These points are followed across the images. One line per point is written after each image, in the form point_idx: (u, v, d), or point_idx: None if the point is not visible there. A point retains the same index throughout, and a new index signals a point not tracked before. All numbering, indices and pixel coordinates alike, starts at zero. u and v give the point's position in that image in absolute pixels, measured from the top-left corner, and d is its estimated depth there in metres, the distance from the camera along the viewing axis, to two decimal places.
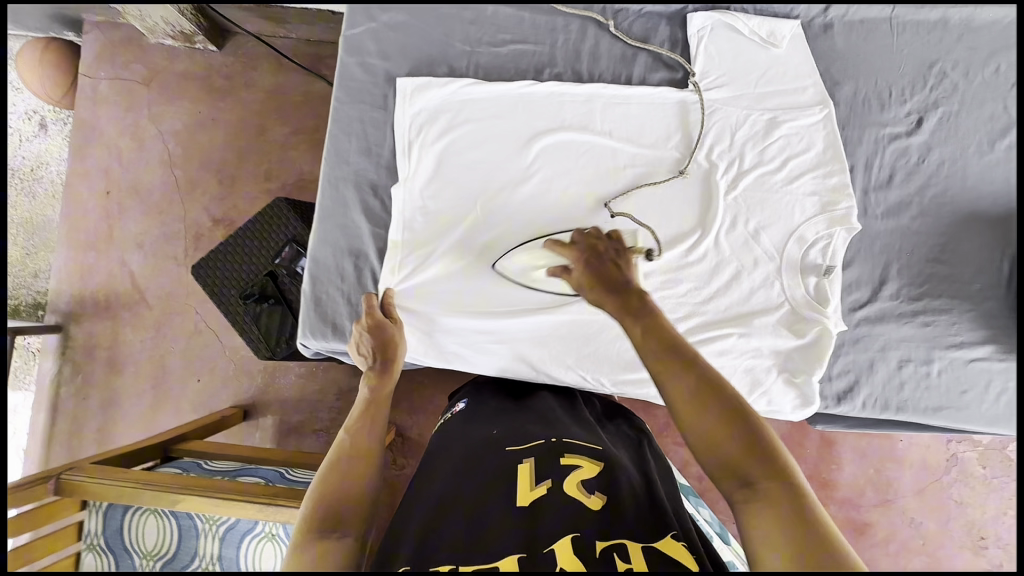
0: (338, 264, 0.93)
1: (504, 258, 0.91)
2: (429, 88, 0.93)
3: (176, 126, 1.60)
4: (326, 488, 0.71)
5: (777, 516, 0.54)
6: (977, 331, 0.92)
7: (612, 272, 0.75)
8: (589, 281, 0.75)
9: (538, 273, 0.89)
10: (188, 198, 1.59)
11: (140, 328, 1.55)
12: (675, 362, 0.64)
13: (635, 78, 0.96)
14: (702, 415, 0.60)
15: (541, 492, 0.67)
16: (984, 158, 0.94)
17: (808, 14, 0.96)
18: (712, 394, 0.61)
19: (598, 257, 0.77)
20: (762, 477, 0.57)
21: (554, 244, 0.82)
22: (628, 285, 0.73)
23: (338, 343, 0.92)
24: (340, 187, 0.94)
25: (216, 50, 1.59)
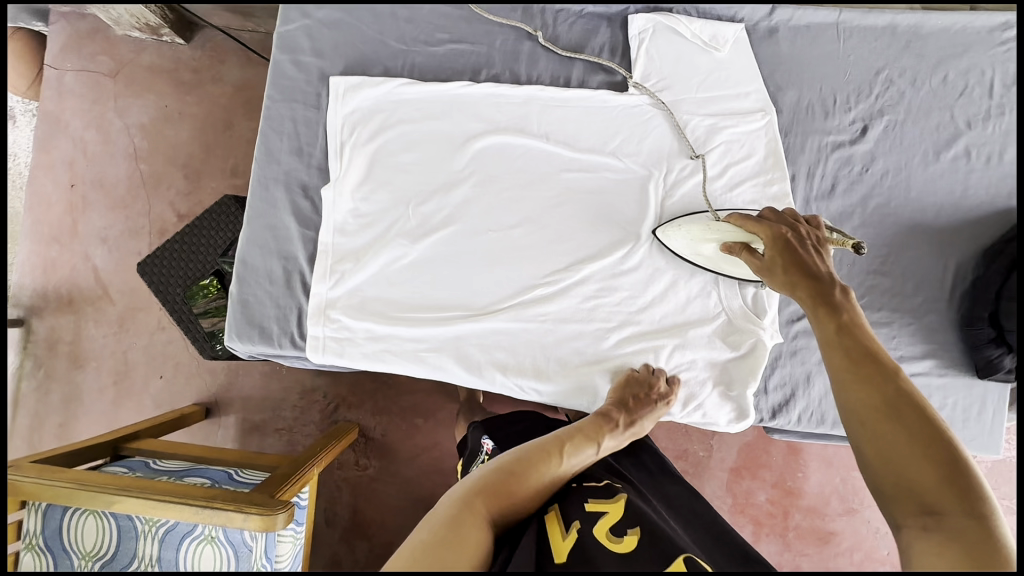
0: (267, 266, 0.91)
1: (671, 224, 0.87)
2: (362, 87, 0.91)
3: (143, 119, 1.56)
4: (505, 478, 0.71)
5: (958, 547, 0.54)
6: (917, 346, 0.91)
7: (809, 264, 0.70)
8: (784, 264, 0.71)
9: (699, 248, 0.86)
10: (154, 192, 1.55)
11: (103, 324, 1.52)
12: (875, 374, 0.65)
13: (574, 80, 0.94)
14: (888, 430, 0.62)
15: (571, 540, 0.68)
16: (928, 169, 0.92)
17: (752, 19, 0.94)
18: (908, 412, 0.62)
19: (798, 240, 0.72)
20: (952, 508, 0.56)
21: (740, 217, 0.77)
22: (830, 282, 0.69)
23: (264, 346, 0.90)
24: (270, 187, 0.92)
25: (184, 43, 1.56)
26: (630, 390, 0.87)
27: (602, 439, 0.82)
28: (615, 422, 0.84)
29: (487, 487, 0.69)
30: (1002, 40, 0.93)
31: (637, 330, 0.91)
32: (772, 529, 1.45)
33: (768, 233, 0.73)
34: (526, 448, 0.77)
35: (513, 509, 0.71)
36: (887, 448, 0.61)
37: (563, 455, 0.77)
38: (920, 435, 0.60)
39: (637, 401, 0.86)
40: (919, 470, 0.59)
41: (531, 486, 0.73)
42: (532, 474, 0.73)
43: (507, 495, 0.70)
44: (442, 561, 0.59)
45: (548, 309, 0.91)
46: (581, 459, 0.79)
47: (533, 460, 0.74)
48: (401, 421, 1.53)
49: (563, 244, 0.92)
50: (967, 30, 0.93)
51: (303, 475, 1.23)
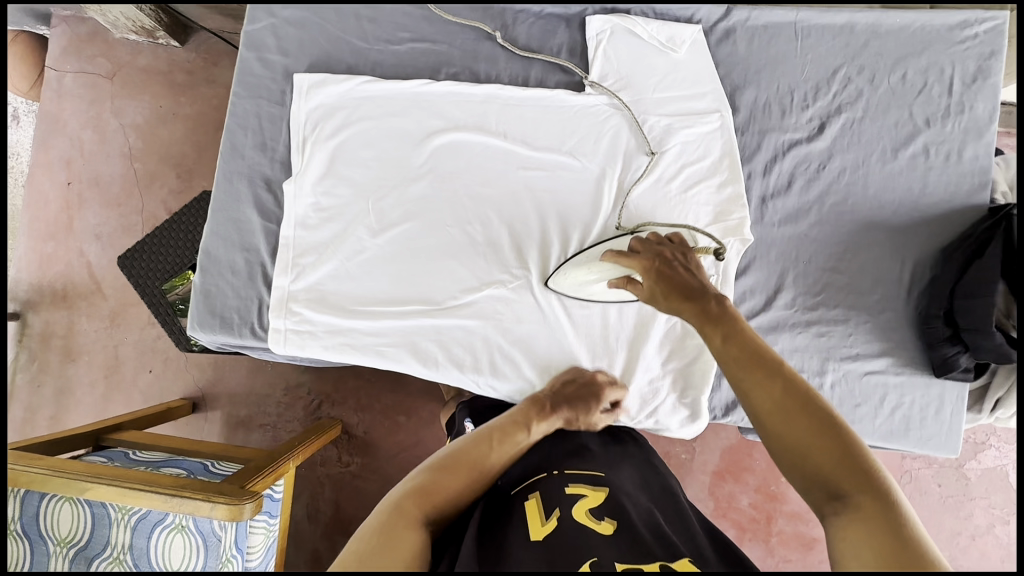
0: (230, 259, 0.93)
1: (559, 273, 0.87)
2: (325, 84, 0.93)
3: (137, 119, 1.59)
4: (439, 476, 0.70)
5: (866, 526, 0.54)
6: (873, 344, 0.90)
7: (682, 282, 0.72)
8: (663, 291, 0.72)
9: (594, 286, 0.84)
10: (147, 190, 1.59)
11: (95, 318, 1.55)
12: (763, 371, 0.65)
13: (533, 80, 0.96)
14: (784, 425, 0.62)
15: (552, 526, 0.67)
16: (886, 167, 0.92)
17: (709, 20, 0.95)
18: (797, 403, 0.62)
19: (668, 266, 0.74)
20: (854, 489, 0.57)
21: (616, 253, 0.78)
22: (703, 293, 0.71)
23: (225, 336, 0.92)
24: (235, 181, 0.94)
25: (179, 45, 1.58)
26: (562, 380, 0.89)
27: (537, 424, 0.81)
28: (549, 407, 0.84)
29: (420, 487, 0.68)
30: (961, 38, 0.93)
31: (595, 326, 0.92)
32: (755, 534, 1.43)
33: (639, 266, 0.75)
34: (456, 444, 0.76)
35: (449, 504, 0.70)
36: (788, 442, 0.62)
37: (497, 444, 0.77)
38: (814, 423, 0.61)
39: (569, 386, 0.87)
40: (819, 458, 0.60)
41: (467, 478, 0.72)
42: (467, 466, 0.73)
43: (442, 490, 0.69)
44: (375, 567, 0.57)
45: (507, 304, 0.92)
46: (518, 446, 0.79)
47: (466, 453, 0.74)
48: (382, 418, 1.54)
49: (526, 240, 0.93)
50: (926, 28, 0.93)
51: (279, 467, 1.21)
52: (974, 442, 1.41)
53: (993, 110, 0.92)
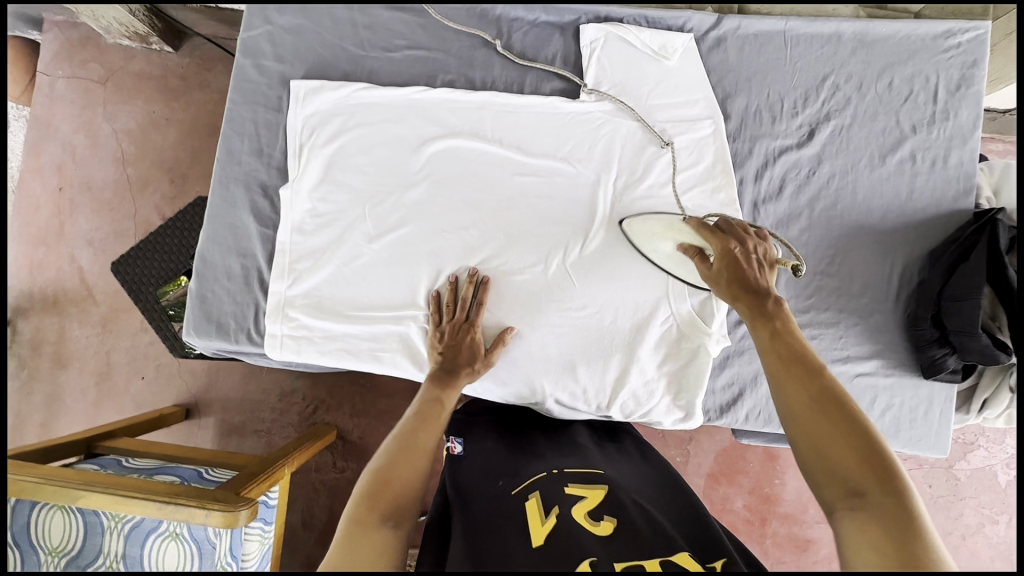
0: (226, 264, 0.93)
1: (637, 218, 0.90)
2: (321, 91, 0.94)
3: (130, 124, 1.59)
4: (383, 477, 0.71)
5: (880, 526, 0.55)
6: (863, 346, 0.92)
7: (751, 275, 0.76)
8: (731, 275, 0.76)
9: (659, 244, 0.88)
10: (140, 196, 1.58)
11: (87, 325, 1.54)
12: (804, 372, 0.68)
13: (527, 87, 0.97)
14: (818, 421, 0.64)
15: (552, 523, 0.68)
16: (874, 173, 0.94)
17: (699, 29, 0.97)
18: (833, 403, 0.64)
19: (745, 255, 0.77)
20: (874, 489, 0.58)
21: (702, 223, 0.81)
22: (764, 292, 0.74)
23: (222, 342, 0.93)
24: (230, 187, 0.95)
25: (173, 51, 1.58)
26: (435, 346, 0.90)
27: (447, 395, 0.83)
28: (445, 373, 0.85)
29: (368, 492, 0.69)
30: (946, 47, 0.95)
31: (591, 329, 0.93)
32: (750, 535, 1.44)
33: (720, 249, 0.78)
34: (393, 436, 0.76)
35: (403, 496, 0.70)
36: (816, 437, 0.63)
37: (427, 425, 0.78)
38: (845, 424, 0.62)
39: (450, 348, 0.88)
40: (845, 456, 0.61)
41: (410, 463, 0.73)
42: (405, 453, 0.73)
43: (388, 485, 0.70)
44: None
45: (504, 307, 0.93)
46: (443, 419, 0.79)
47: (401, 443, 0.75)
48: (378, 424, 1.53)
49: (521, 244, 0.93)
50: (911, 37, 0.95)
51: (276, 473, 1.21)
52: (963, 442, 1.43)
53: (977, 117, 0.94)
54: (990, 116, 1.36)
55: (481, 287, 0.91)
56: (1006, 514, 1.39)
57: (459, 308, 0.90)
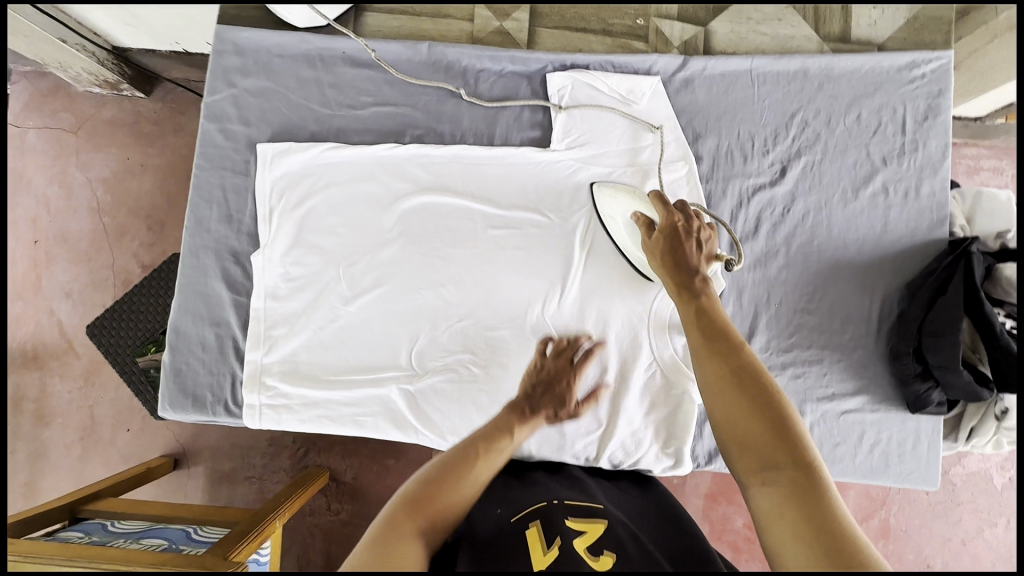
0: (200, 334, 0.92)
1: (605, 182, 0.92)
2: (289, 153, 0.93)
3: (105, 172, 1.54)
4: (434, 485, 0.65)
5: (791, 501, 0.56)
6: (847, 382, 0.92)
7: (688, 254, 0.78)
8: (667, 248, 0.79)
9: (615, 213, 0.90)
10: (118, 245, 1.53)
11: (69, 378, 1.48)
12: (721, 347, 0.68)
13: (497, 137, 0.96)
14: (731, 394, 0.64)
15: (554, 553, 0.65)
16: (848, 207, 0.94)
17: (666, 72, 0.96)
18: (746, 374, 0.65)
19: (685, 231, 0.80)
20: (784, 462, 0.59)
21: (660, 197, 0.83)
22: (693, 270, 0.77)
23: (198, 415, 0.91)
24: (201, 255, 0.93)
25: (144, 96, 1.53)
26: (529, 378, 0.85)
27: (520, 429, 0.77)
28: (528, 411, 0.80)
29: (415, 495, 0.63)
30: (910, 78, 0.95)
31: None
32: (751, 553, 1.43)
33: (664, 218, 0.82)
34: (454, 448, 0.71)
35: (452, 511, 0.65)
36: (730, 414, 0.64)
37: (492, 453, 0.72)
38: (757, 399, 0.63)
39: (542, 388, 0.84)
40: (757, 434, 0.61)
41: (463, 490, 0.66)
42: (463, 476, 0.67)
43: (438, 502, 0.63)
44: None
45: (483, 363, 0.92)
46: (507, 453, 0.73)
47: (461, 459, 0.69)
48: (367, 463, 1.50)
49: (499, 296, 0.93)
50: (876, 69, 0.95)
51: (267, 529, 1.16)
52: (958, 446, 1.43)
53: (946, 146, 0.95)
54: (963, 122, 1.36)
55: (598, 344, 0.90)
56: (1005, 517, 1.39)
57: (569, 351, 0.88)
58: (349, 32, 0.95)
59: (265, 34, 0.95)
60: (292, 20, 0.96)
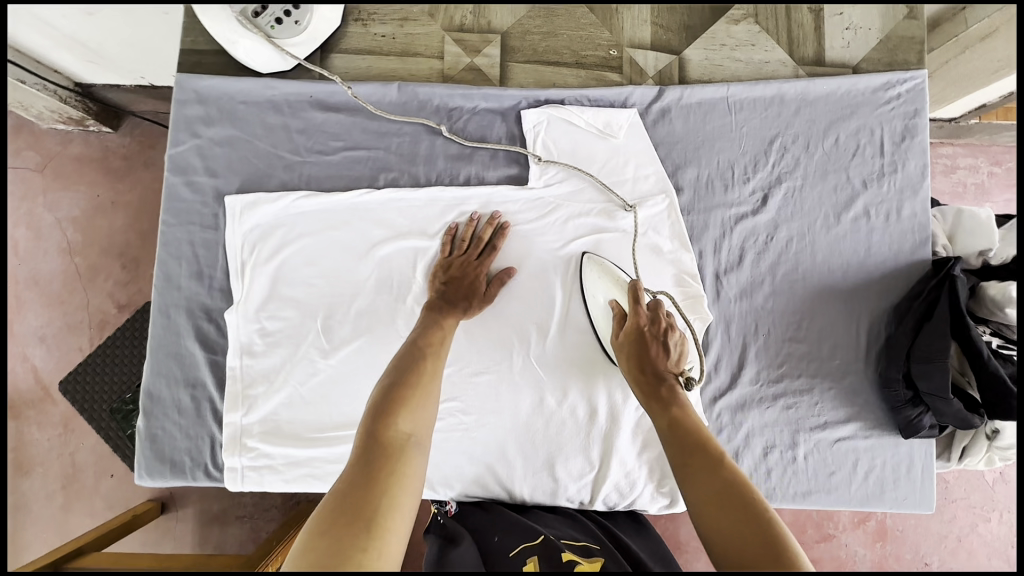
0: (175, 397, 0.88)
1: (596, 257, 0.90)
2: (258, 204, 0.90)
3: (75, 212, 1.30)
4: (398, 393, 0.71)
5: None
6: (839, 410, 0.91)
7: (653, 360, 0.80)
8: (629, 350, 0.82)
9: (597, 294, 0.89)
10: (91, 286, 1.30)
11: (47, 426, 1.24)
12: (704, 460, 0.68)
13: (473, 176, 0.94)
14: (720, 510, 0.63)
15: None
16: (831, 232, 0.93)
17: (643, 103, 0.95)
18: (734, 496, 0.64)
19: (651, 337, 0.81)
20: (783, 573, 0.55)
21: (636, 287, 0.83)
22: (661, 379, 0.79)
23: (177, 480, 0.88)
24: (172, 314, 0.90)
25: (112, 131, 1.31)
26: (436, 281, 0.89)
27: (447, 321, 0.84)
28: (447, 308, 0.86)
29: (385, 405, 0.69)
30: (886, 99, 0.95)
31: (567, 424, 0.89)
32: None
33: (631, 319, 0.83)
34: (399, 360, 0.77)
35: (421, 406, 0.71)
36: (721, 528, 0.62)
37: (432, 348, 0.79)
38: (746, 512, 0.62)
39: (451, 286, 0.88)
40: (751, 547, 0.59)
41: (423, 385, 0.73)
42: (416, 378, 0.74)
43: (404, 403, 0.69)
44: (374, 506, 0.57)
45: (470, 411, 0.89)
46: (445, 342, 0.81)
47: (407, 365, 0.76)
48: None
49: (483, 339, 0.90)
50: (851, 92, 0.95)
51: None
52: None
53: (924, 166, 0.94)
54: (938, 124, 1.34)
55: (500, 233, 0.90)
56: None
57: (473, 247, 0.90)
58: (337, 77, 0.93)
59: (228, 81, 0.92)
60: (257, 66, 0.93)
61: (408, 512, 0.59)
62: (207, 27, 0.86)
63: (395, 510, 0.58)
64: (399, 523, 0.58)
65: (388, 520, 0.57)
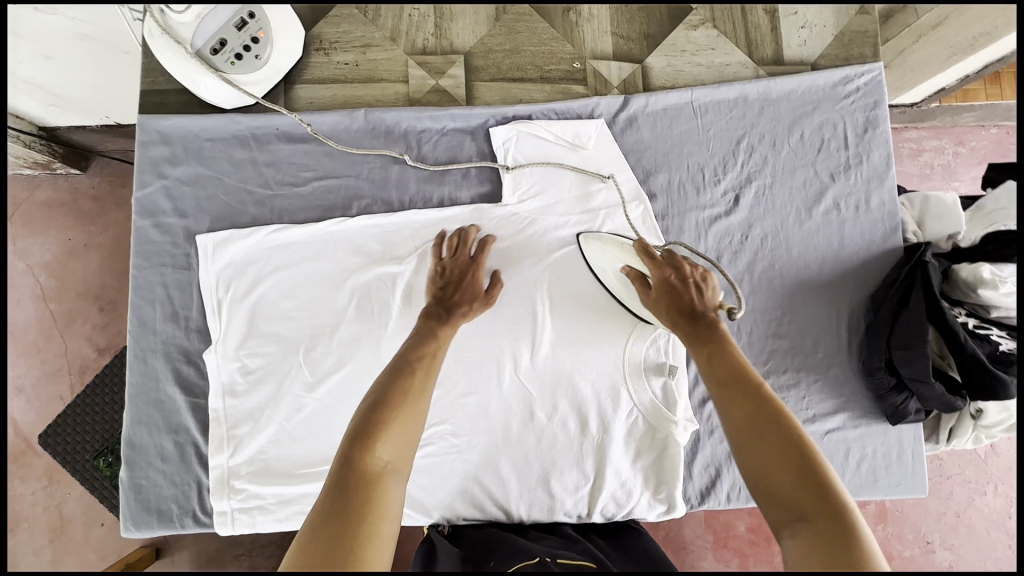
0: (158, 445, 0.86)
1: (593, 235, 0.90)
2: (231, 241, 0.88)
3: (47, 257, 1.25)
4: (381, 412, 0.67)
5: (814, 546, 0.53)
6: (826, 402, 0.92)
7: (686, 299, 0.80)
8: (661, 299, 0.81)
9: (605, 268, 0.89)
10: (69, 331, 1.25)
11: (30, 480, 1.18)
12: (741, 387, 0.68)
13: (446, 198, 0.94)
14: (757, 434, 0.63)
15: None
16: (803, 227, 0.95)
17: (609, 112, 0.96)
18: (766, 420, 0.64)
19: (680, 282, 0.81)
20: (815, 512, 0.56)
21: (645, 247, 0.85)
22: (699, 311, 0.78)
23: (165, 529, 0.86)
24: (149, 359, 0.88)
25: (79, 172, 1.26)
26: (434, 284, 0.88)
27: (442, 331, 0.81)
28: (445, 317, 0.83)
29: (364, 426, 0.65)
30: (845, 92, 0.97)
31: (559, 438, 0.89)
32: None
33: (655, 273, 0.83)
34: (384, 377, 0.73)
35: (406, 427, 0.67)
36: (754, 449, 0.62)
37: (421, 363, 0.75)
38: (780, 436, 0.62)
39: (451, 287, 0.86)
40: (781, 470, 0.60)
41: (407, 405, 0.69)
42: (401, 395, 0.70)
43: (385, 426, 0.65)
44: (350, 541, 0.55)
45: (461, 432, 0.88)
46: (439, 355, 0.78)
47: (393, 382, 0.72)
48: None
49: (468, 360, 0.90)
50: (812, 89, 0.97)
51: None
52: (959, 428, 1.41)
53: (888, 156, 0.96)
54: (901, 109, 1.37)
55: (485, 243, 0.89)
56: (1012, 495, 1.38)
57: (461, 255, 0.88)
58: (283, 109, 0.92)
59: (192, 119, 0.92)
60: (219, 102, 0.92)
61: (385, 550, 0.57)
62: (167, 67, 0.85)
63: (372, 546, 0.55)
64: (375, 558, 0.55)
65: (362, 554, 0.54)
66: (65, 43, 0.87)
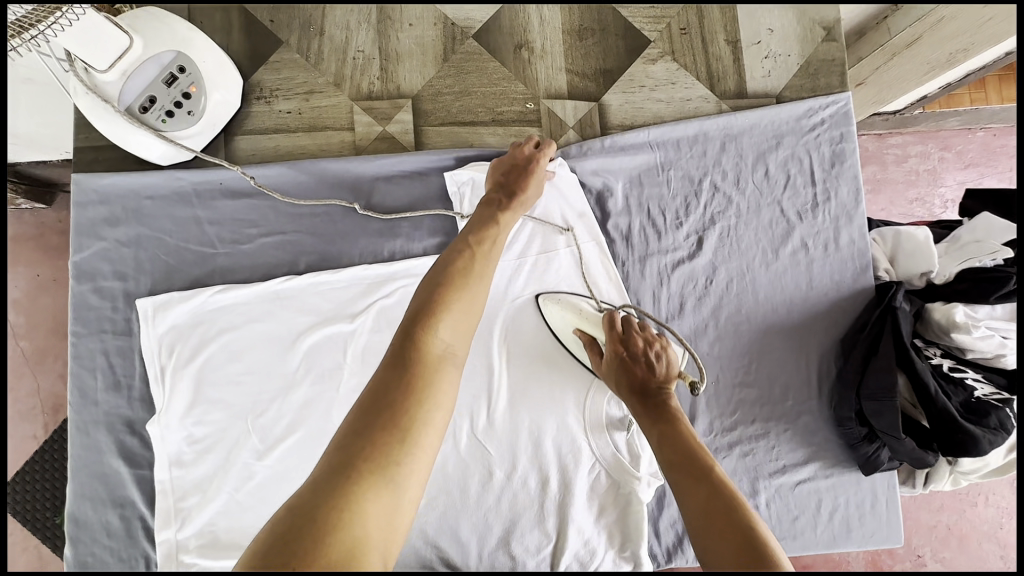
0: (103, 519, 0.84)
1: (551, 295, 0.85)
2: (170, 305, 0.85)
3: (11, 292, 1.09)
4: (437, 295, 0.67)
5: None
6: (797, 452, 0.88)
7: (640, 373, 0.73)
8: (614, 375, 0.75)
9: (562, 329, 0.85)
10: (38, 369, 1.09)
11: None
12: (702, 477, 0.63)
13: (397, 251, 0.90)
14: (718, 537, 0.59)
15: None
16: (770, 269, 0.91)
17: (566, 153, 0.92)
18: (728, 515, 0.60)
19: (633, 358, 0.74)
20: None
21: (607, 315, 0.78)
22: (656, 396, 0.72)
23: None
24: (91, 431, 0.85)
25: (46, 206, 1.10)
26: (498, 171, 0.84)
27: (504, 216, 0.78)
28: (505, 205, 0.79)
29: (423, 309, 0.66)
30: (810, 125, 0.93)
31: (519, 498, 0.85)
32: None
33: (608, 346, 0.76)
34: (445, 254, 0.73)
35: (464, 311, 0.68)
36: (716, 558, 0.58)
37: (480, 246, 0.73)
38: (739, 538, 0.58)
39: (512, 175, 0.82)
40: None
41: (465, 288, 0.69)
42: (460, 274, 0.70)
43: (442, 310, 0.66)
44: (409, 419, 0.58)
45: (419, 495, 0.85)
46: (499, 241, 0.76)
47: (452, 261, 0.71)
48: None
49: None
50: (775, 122, 0.93)
51: None
52: None
53: (856, 192, 0.92)
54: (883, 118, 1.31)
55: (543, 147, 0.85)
56: None
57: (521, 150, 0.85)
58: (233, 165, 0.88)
59: (129, 178, 0.88)
60: (155, 157, 0.86)
61: (438, 430, 0.60)
62: (98, 125, 0.81)
63: (428, 424, 0.59)
64: (427, 438, 0.58)
65: (414, 432, 0.58)
66: (12, 87, 0.88)
